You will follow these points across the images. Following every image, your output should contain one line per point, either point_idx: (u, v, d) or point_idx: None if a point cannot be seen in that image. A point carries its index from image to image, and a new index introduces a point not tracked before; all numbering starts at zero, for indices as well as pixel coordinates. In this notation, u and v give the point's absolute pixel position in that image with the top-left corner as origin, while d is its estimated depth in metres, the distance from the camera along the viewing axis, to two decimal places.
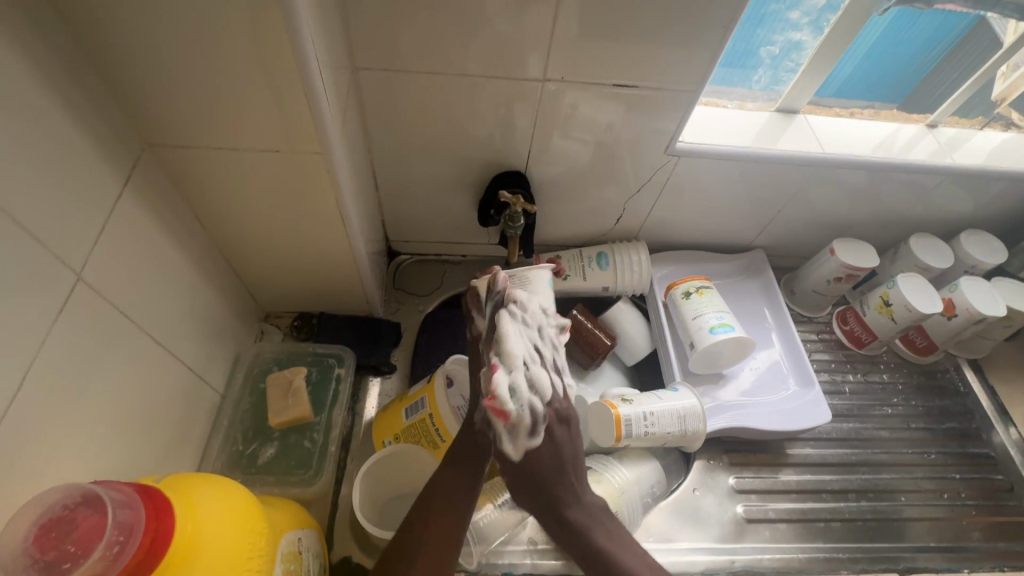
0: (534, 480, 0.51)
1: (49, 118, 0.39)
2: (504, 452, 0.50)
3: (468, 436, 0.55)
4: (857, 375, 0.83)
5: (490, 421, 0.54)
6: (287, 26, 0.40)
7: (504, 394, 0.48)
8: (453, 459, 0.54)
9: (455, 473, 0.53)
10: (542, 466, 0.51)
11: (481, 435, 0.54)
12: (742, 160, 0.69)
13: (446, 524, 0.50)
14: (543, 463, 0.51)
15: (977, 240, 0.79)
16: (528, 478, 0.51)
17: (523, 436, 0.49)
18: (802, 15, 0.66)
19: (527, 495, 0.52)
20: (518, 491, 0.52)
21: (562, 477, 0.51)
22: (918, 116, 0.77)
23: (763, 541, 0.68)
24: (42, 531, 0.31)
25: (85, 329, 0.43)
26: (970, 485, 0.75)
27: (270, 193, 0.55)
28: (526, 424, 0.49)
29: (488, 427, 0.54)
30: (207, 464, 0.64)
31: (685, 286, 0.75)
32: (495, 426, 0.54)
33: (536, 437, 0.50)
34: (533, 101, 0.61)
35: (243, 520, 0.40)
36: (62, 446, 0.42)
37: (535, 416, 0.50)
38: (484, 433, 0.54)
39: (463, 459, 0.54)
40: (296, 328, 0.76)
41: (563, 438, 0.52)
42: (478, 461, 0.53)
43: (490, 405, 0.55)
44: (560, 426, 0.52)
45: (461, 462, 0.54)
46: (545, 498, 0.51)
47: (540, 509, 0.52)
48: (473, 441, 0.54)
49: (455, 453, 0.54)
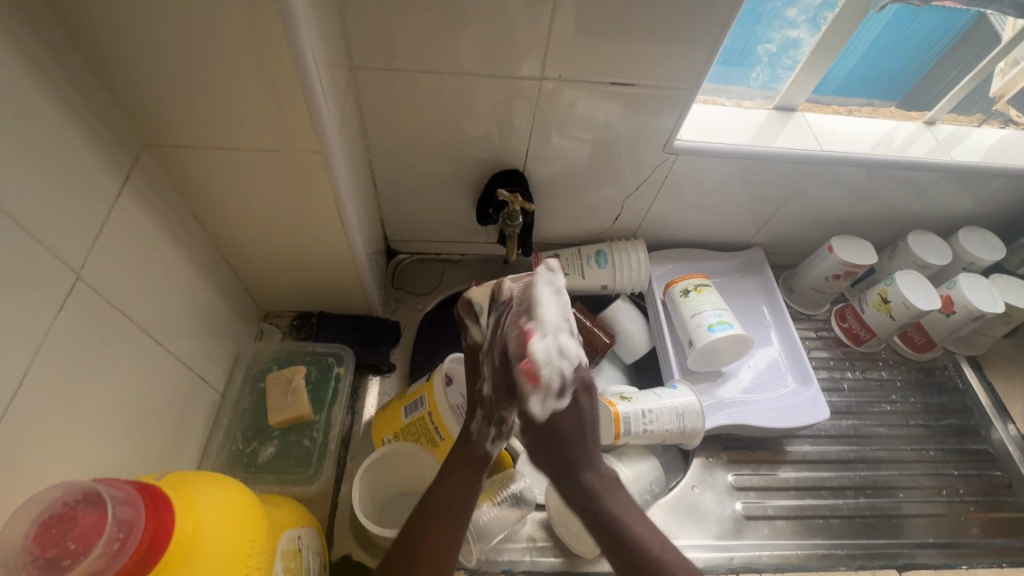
0: (554, 445, 0.54)
1: (48, 118, 0.39)
2: (532, 413, 0.54)
3: (466, 450, 0.56)
4: (856, 372, 0.83)
5: (492, 426, 0.56)
6: (285, 26, 0.40)
7: (541, 360, 0.53)
8: (450, 474, 0.54)
9: (460, 492, 0.53)
10: (568, 431, 0.55)
11: (476, 449, 0.56)
12: (740, 157, 0.69)
13: (445, 532, 0.51)
14: (567, 427, 0.55)
15: (975, 237, 0.80)
16: (548, 446, 0.55)
17: (551, 398, 0.54)
18: (799, 13, 0.66)
19: (546, 463, 0.55)
20: (536, 458, 0.56)
21: (579, 453, 0.54)
22: (916, 114, 0.77)
23: (761, 538, 0.68)
24: (43, 528, 0.31)
25: (84, 328, 0.43)
26: (968, 482, 0.76)
27: (268, 193, 0.55)
28: (556, 387, 0.54)
29: (482, 440, 0.56)
30: (207, 462, 0.64)
31: (683, 284, 0.76)
32: (496, 431, 0.56)
33: (563, 399, 0.54)
34: (531, 100, 0.62)
35: (242, 518, 0.40)
36: (62, 444, 0.42)
37: (564, 381, 0.54)
38: (478, 446, 0.56)
39: (462, 473, 0.54)
40: (295, 327, 0.77)
41: (587, 408, 0.55)
42: (473, 476, 0.55)
43: (483, 417, 0.56)
44: (586, 394, 0.56)
45: (458, 475, 0.54)
46: (561, 469, 0.54)
47: (558, 480, 0.55)
48: (468, 453, 0.56)
49: (451, 460, 0.56)
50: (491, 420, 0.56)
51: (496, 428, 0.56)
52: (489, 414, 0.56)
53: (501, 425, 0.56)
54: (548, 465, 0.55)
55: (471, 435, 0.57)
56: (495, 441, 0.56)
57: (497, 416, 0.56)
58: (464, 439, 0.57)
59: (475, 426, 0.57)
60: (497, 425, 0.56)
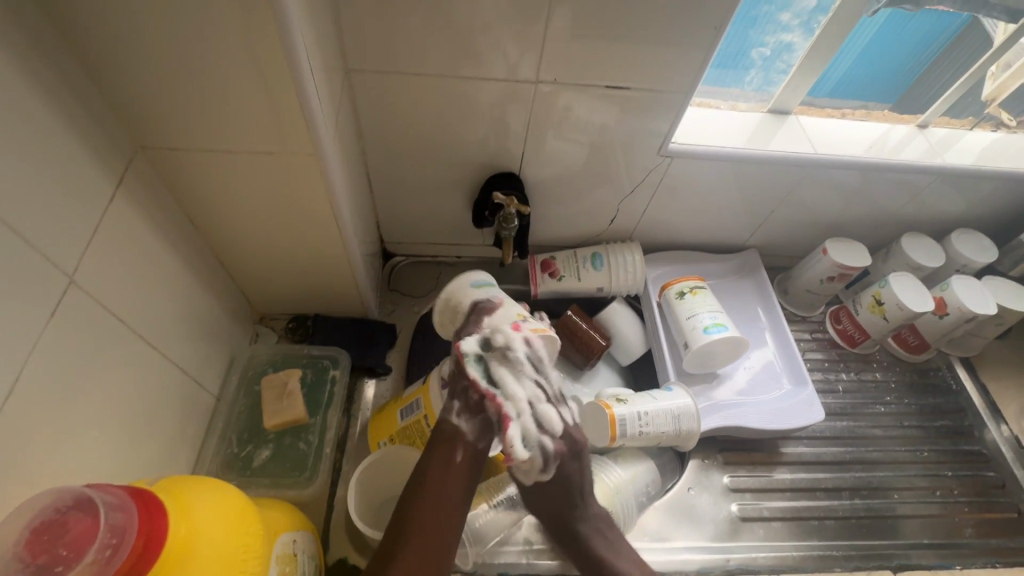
0: (548, 505, 0.58)
1: (39, 120, 0.38)
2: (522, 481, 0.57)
3: (438, 430, 0.55)
4: (851, 374, 0.84)
5: (457, 399, 0.55)
6: (279, 29, 0.40)
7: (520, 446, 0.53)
8: (428, 463, 0.53)
9: (435, 481, 0.52)
10: (571, 487, 0.57)
11: (451, 431, 0.54)
12: (735, 160, 0.69)
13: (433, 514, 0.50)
14: (556, 492, 0.57)
15: (968, 239, 0.80)
16: (539, 502, 0.59)
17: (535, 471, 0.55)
18: (793, 16, 0.66)
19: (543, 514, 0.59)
20: (540, 517, 0.60)
21: (569, 509, 0.58)
22: (909, 117, 0.78)
23: (757, 540, 0.68)
24: (35, 534, 0.31)
25: (76, 332, 0.43)
26: (962, 482, 0.76)
27: (263, 195, 0.55)
28: (539, 464, 0.55)
29: (452, 417, 0.55)
30: (202, 466, 0.64)
31: (679, 286, 0.76)
32: (463, 405, 0.55)
33: (548, 474, 0.55)
34: (526, 103, 0.62)
35: (237, 521, 0.40)
36: (54, 449, 0.42)
37: (547, 455, 0.55)
38: (450, 424, 0.55)
39: (437, 454, 0.53)
40: (291, 330, 0.76)
41: (574, 476, 0.57)
42: (451, 461, 0.53)
43: (454, 393, 0.55)
44: (573, 462, 0.57)
45: (438, 462, 0.52)
46: (556, 522, 0.59)
47: (566, 526, 0.59)
48: (441, 432, 0.54)
49: (432, 443, 0.54)
50: (460, 394, 0.55)
51: (462, 401, 0.55)
52: (459, 388, 0.55)
53: (467, 398, 0.55)
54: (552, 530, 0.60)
55: (446, 417, 0.55)
56: (463, 416, 0.54)
57: (465, 387, 0.55)
58: (440, 425, 0.55)
59: (448, 405, 0.55)
60: (463, 398, 0.55)
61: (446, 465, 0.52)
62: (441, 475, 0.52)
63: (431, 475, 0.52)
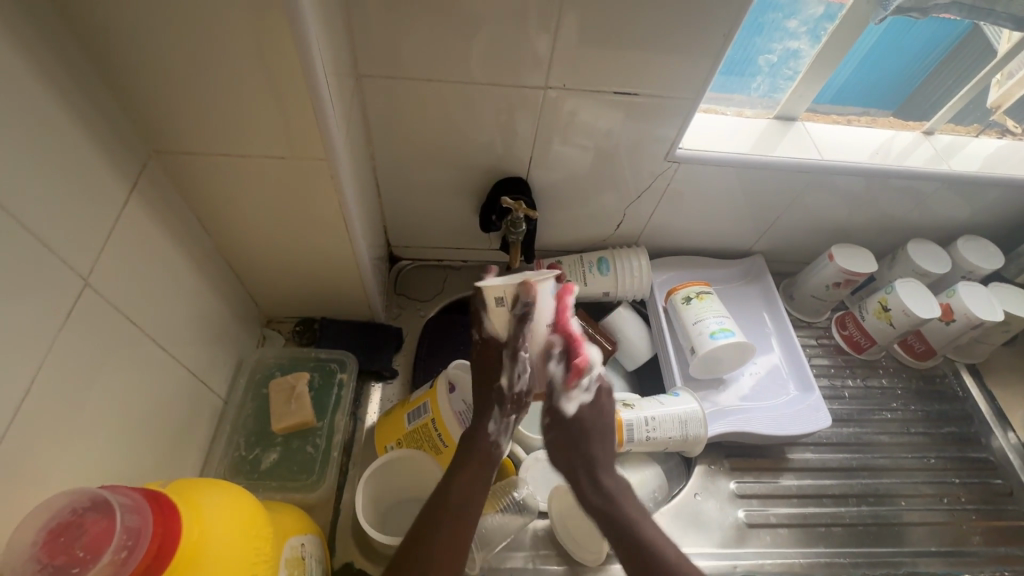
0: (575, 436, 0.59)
1: (57, 126, 0.39)
2: (567, 411, 0.60)
3: (472, 440, 0.56)
4: (856, 380, 0.84)
5: (500, 413, 0.58)
6: (294, 35, 0.40)
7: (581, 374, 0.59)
8: (460, 471, 0.54)
9: (463, 488, 0.53)
10: (586, 425, 0.60)
11: (491, 446, 0.56)
12: (742, 166, 0.69)
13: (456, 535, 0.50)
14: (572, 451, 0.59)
15: (974, 246, 0.80)
16: (575, 434, 0.60)
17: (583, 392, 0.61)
18: (799, 23, 0.67)
19: (565, 459, 0.60)
20: (556, 442, 0.60)
21: (594, 446, 0.59)
22: (914, 123, 0.78)
23: (764, 546, 0.68)
24: (51, 536, 0.31)
25: (88, 336, 0.43)
26: (969, 490, 0.76)
27: (275, 200, 0.56)
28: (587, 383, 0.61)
29: (486, 428, 0.57)
30: (209, 470, 0.64)
31: (685, 292, 0.76)
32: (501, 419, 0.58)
33: (590, 394, 0.61)
34: (535, 109, 0.62)
35: (250, 524, 0.41)
36: (66, 452, 0.42)
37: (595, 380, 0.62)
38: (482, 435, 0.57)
39: (473, 463, 0.55)
40: (297, 334, 0.77)
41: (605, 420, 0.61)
42: (483, 470, 0.55)
43: (488, 407, 0.58)
44: (603, 400, 0.62)
45: (469, 473, 0.54)
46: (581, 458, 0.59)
47: (576, 471, 0.59)
48: (475, 440, 0.56)
49: (465, 454, 0.55)
50: (495, 402, 0.58)
51: (497, 413, 0.58)
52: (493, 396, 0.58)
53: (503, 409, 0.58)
54: (557, 455, 0.60)
55: (481, 426, 0.57)
56: (498, 427, 0.58)
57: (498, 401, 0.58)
58: (479, 434, 0.57)
59: (482, 415, 0.58)
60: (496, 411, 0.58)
61: (477, 475, 0.54)
62: (469, 487, 0.53)
63: (456, 491, 0.53)
